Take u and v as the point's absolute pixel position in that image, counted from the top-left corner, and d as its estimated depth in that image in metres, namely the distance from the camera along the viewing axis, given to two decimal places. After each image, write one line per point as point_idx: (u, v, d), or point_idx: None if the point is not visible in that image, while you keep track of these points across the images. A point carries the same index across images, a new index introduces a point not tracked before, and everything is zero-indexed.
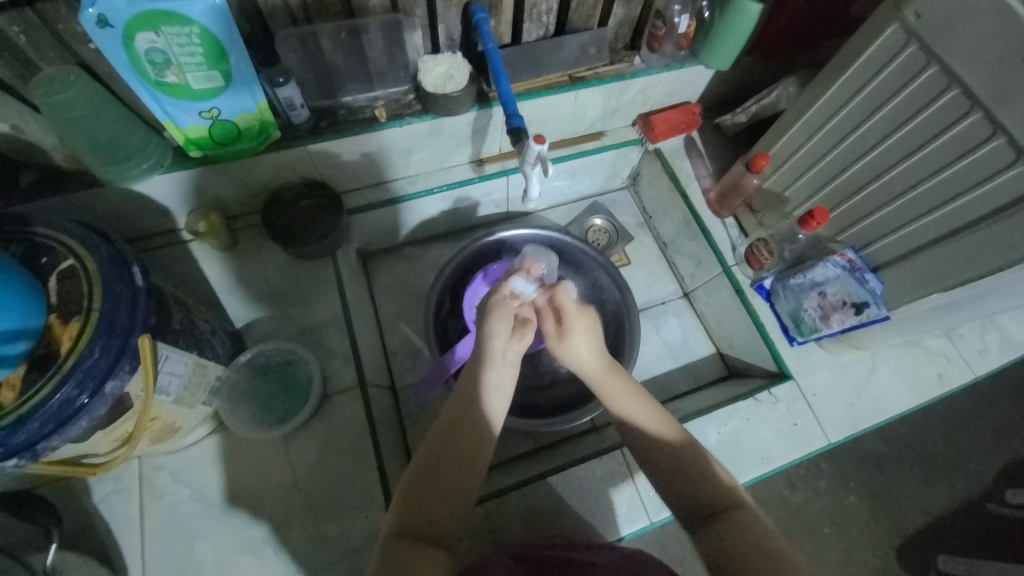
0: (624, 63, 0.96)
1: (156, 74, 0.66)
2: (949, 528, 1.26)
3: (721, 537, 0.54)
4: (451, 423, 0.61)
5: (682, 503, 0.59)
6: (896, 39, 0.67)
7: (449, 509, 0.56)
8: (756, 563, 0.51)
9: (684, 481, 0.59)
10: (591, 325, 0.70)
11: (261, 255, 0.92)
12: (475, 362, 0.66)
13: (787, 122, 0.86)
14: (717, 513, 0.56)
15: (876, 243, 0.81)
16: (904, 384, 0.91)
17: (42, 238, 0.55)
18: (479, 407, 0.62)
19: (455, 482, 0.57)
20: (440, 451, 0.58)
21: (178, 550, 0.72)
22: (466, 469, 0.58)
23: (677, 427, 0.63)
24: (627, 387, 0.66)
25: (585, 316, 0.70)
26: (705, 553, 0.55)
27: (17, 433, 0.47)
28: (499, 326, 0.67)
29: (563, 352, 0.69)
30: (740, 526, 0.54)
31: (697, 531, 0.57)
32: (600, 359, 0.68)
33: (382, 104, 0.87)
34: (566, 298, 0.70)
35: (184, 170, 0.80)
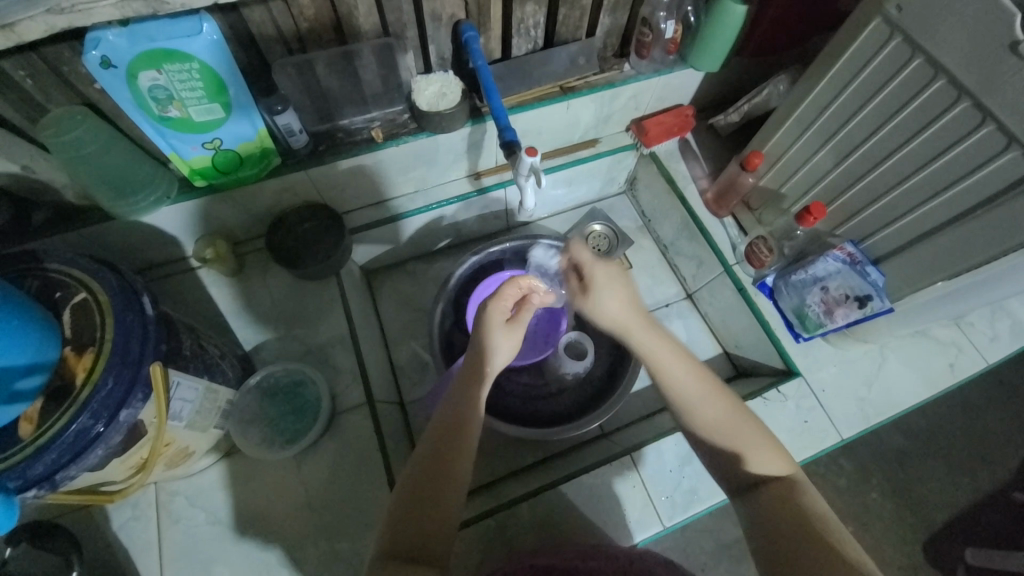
0: (613, 71, 0.98)
1: (159, 109, 0.68)
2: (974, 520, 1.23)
3: (759, 507, 0.58)
4: (434, 448, 0.62)
5: (724, 474, 0.63)
6: (879, 33, 0.68)
7: (434, 529, 0.58)
8: (796, 532, 0.53)
9: (721, 452, 0.62)
10: (621, 277, 0.70)
11: (267, 279, 0.94)
12: (461, 379, 0.68)
13: (778, 121, 0.87)
14: (758, 483, 0.59)
15: (874, 236, 0.81)
16: (914, 375, 0.90)
17: (55, 273, 0.57)
18: (455, 431, 0.63)
19: (441, 505, 0.59)
20: (424, 474, 0.61)
21: (197, 573, 0.73)
22: (453, 487, 0.61)
23: (719, 395, 0.63)
24: (666, 343, 0.66)
25: (605, 265, 0.70)
26: (746, 519, 0.59)
27: (35, 465, 0.48)
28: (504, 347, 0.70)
29: (591, 306, 0.70)
30: (778, 500, 0.57)
31: (739, 501, 0.61)
32: (633, 308, 0.68)
33: (379, 125, 0.90)
34: (583, 252, 0.71)
35: (191, 201, 0.82)
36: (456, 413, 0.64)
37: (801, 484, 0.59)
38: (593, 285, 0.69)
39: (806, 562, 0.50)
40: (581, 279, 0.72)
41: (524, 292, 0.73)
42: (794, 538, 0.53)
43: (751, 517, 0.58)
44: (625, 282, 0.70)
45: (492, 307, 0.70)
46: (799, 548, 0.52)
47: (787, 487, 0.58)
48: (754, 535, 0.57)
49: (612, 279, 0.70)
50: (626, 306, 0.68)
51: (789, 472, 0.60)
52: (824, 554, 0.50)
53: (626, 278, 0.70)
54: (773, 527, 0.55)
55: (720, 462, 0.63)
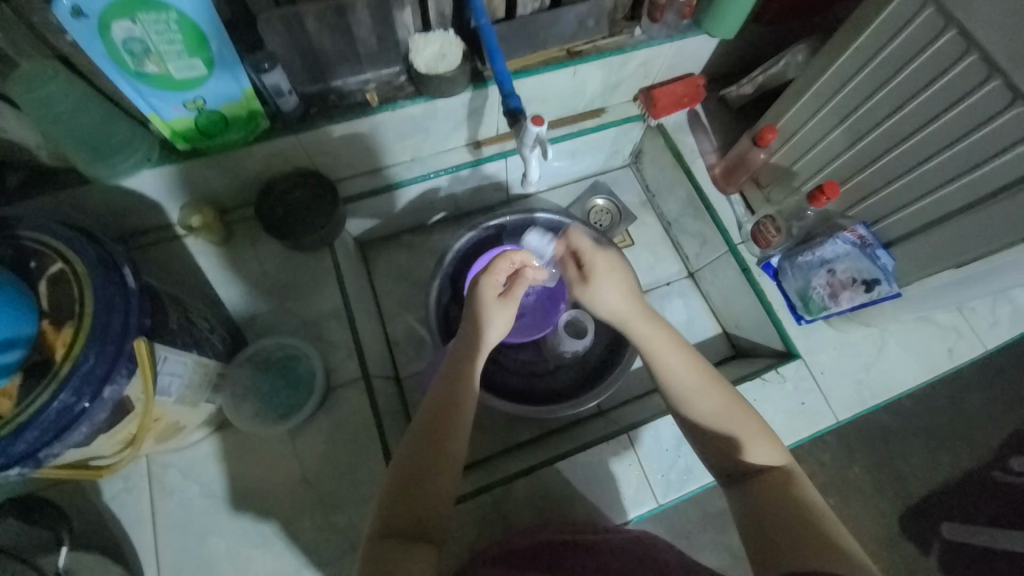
0: (623, 35, 0.92)
1: (135, 64, 0.63)
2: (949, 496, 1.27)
3: (754, 499, 0.57)
4: (430, 428, 0.61)
5: (718, 463, 0.62)
6: (912, 1, 0.63)
7: (430, 506, 0.57)
8: (790, 518, 0.54)
9: (718, 441, 0.62)
10: (619, 267, 0.72)
11: (257, 249, 0.90)
12: (456, 353, 0.67)
13: (796, 94, 0.83)
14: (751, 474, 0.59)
15: (889, 218, 0.78)
16: (913, 360, 0.90)
17: (30, 242, 0.54)
18: (451, 411, 0.62)
19: (438, 484, 0.58)
20: (417, 453, 0.59)
21: (192, 544, 0.73)
22: (450, 464, 0.60)
23: (719, 385, 0.64)
24: (666, 334, 0.67)
25: (604, 253, 0.72)
26: (739, 512, 0.58)
27: (17, 443, 0.46)
28: (496, 326, 0.68)
29: (590, 295, 0.72)
30: (773, 490, 0.57)
31: (731, 491, 0.61)
32: (633, 299, 0.70)
33: (373, 88, 0.85)
34: (581, 240, 0.74)
35: (172, 165, 0.77)
36: (451, 392, 0.63)
37: (794, 475, 0.59)
38: (593, 274, 0.71)
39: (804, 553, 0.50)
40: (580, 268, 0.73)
41: (515, 269, 0.72)
42: (789, 528, 0.53)
43: (743, 510, 0.57)
44: (623, 272, 0.71)
45: (487, 291, 0.69)
46: (795, 538, 0.52)
47: (781, 476, 0.58)
48: (747, 527, 0.56)
49: (612, 268, 0.71)
50: (626, 298, 0.70)
51: (783, 463, 0.60)
52: (817, 543, 0.50)
53: (625, 269, 0.73)
54: (770, 517, 0.55)
55: (715, 454, 0.62)
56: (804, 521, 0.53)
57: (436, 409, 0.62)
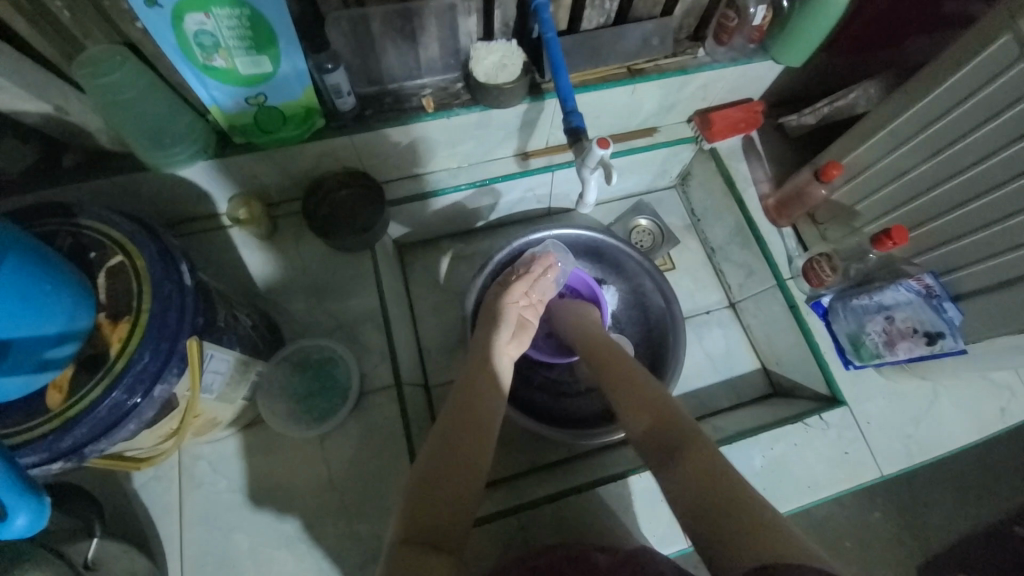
0: (686, 55, 0.90)
1: (204, 58, 0.63)
2: (974, 553, 1.21)
3: (683, 476, 0.57)
4: (451, 431, 0.62)
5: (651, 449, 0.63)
6: (1009, 49, 0.59)
7: (450, 510, 0.55)
8: (716, 492, 0.54)
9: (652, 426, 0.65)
10: (588, 312, 0.89)
11: (300, 246, 0.90)
12: (480, 358, 0.73)
13: (867, 131, 0.79)
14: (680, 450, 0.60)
15: (963, 270, 0.75)
16: (965, 418, 0.85)
17: (89, 232, 0.54)
18: (473, 412, 0.65)
19: (456, 487, 0.57)
20: (440, 455, 0.59)
21: (216, 540, 0.73)
22: (471, 468, 0.59)
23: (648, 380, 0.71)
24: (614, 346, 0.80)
25: (584, 306, 0.90)
26: (674, 494, 0.57)
27: (64, 438, 0.46)
28: (506, 327, 0.78)
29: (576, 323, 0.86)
30: (699, 461, 0.58)
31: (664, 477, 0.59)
32: (597, 334, 0.83)
33: (430, 93, 0.83)
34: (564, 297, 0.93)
35: (226, 159, 0.77)
36: (465, 391, 0.67)
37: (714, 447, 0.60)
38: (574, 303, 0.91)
39: (733, 516, 0.51)
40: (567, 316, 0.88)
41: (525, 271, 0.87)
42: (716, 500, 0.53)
43: (673, 489, 0.57)
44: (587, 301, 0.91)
45: (505, 293, 0.82)
46: (726, 511, 0.52)
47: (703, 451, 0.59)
48: (684, 504, 0.55)
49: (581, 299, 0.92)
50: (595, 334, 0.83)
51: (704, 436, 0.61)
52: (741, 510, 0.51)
53: (596, 318, 0.89)
54: (703, 487, 0.55)
55: (653, 440, 0.63)
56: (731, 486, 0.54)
57: (464, 413, 0.64)
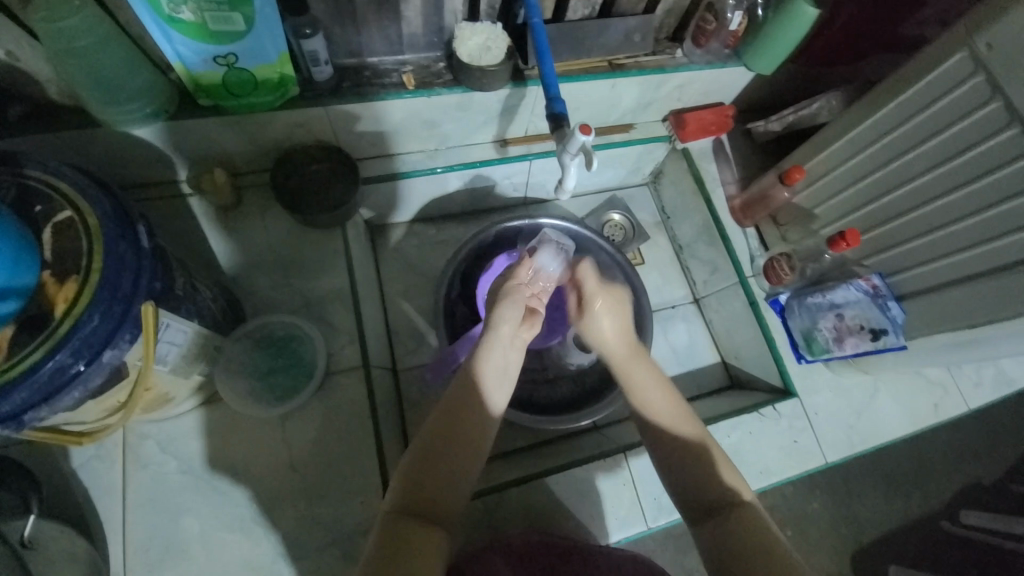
0: (665, 55, 0.92)
1: (170, 8, 0.59)
2: (899, 541, 1.31)
3: (722, 535, 0.54)
4: (456, 404, 0.59)
5: (686, 496, 0.59)
6: (961, 67, 0.65)
7: (450, 487, 0.56)
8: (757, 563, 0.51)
9: (690, 471, 0.59)
10: (617, 299, 0.73)
11: (266, 219, 0.86)
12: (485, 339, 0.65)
13: (829, 139, 0.84)
14: (723, 508, 0.56)
15: (906, 272, 0.81)
16: (902, 412, 0.92)
17: (36, 182, 0.49)
18: (481, 386, 0.61)
19: (460, 463, 0.57)
20: (444, 433, 0.57)
21: (163, 523, 0.69)
22: (476, 444, 0.58)
23: (691, 422, 0.62)
24: (647, 369, 0.67)
25: (607, 294, 0.73)
26: (705, 547, 0.55)
27: (1, 404, 0.42)
28: (508, 309, 0.68)
29: (587, 328, 0.73)
30: (743, 529, 0.54)
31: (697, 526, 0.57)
32: (625, 337, 0.71)
33: (410, 70, 0.81)
34: (588, 274, 0.74)
35: (190, 122, 0.73)
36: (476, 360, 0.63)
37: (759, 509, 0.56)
38: (591, 308, 0.72)
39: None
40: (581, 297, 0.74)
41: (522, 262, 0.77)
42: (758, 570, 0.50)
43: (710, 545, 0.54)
44: (620, 309, 0.72)
45: (510, 279, 0.74)
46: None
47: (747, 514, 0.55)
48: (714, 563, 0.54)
49: (612, 305, 0.72)
50: (619, 335, 0.71)
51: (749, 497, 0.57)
52: None
53: (624, 307, 0.73)
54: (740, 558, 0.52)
55: (689, 485, 0.59)
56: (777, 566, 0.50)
57: (474, 393, 0.60)
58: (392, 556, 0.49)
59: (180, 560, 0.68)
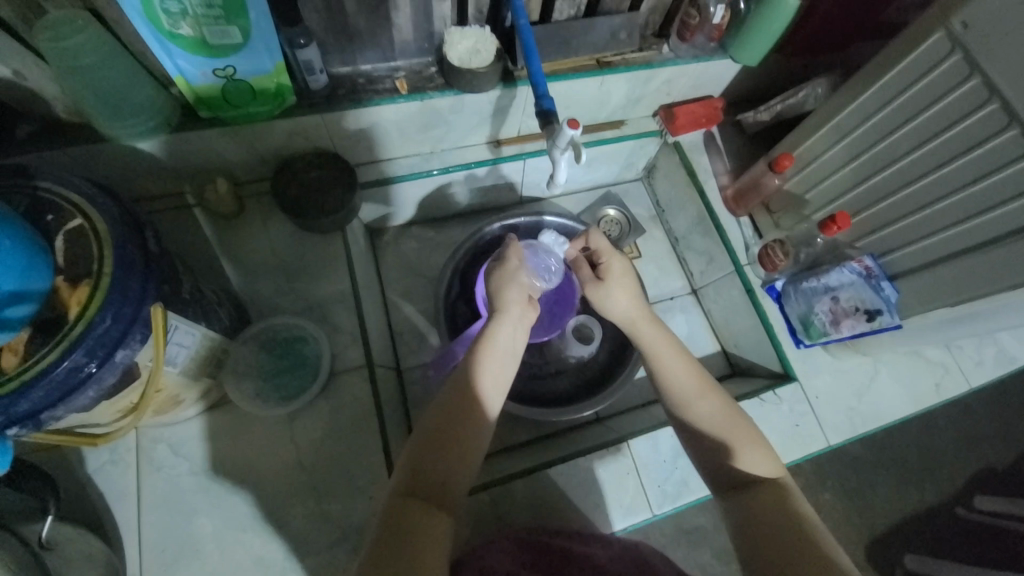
0: (652, 51, 0.94)
1: (170, 25, 0.62)
2: (914, 529, 1.30)
3: (749, 508, 0.55)
4: (460, 395, 0.60)
5: (711, 470, 0.61)
6: (939, 47, 0.66)
7: (454, 474, 0.57)
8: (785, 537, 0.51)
9: (714, 449, 0.60)
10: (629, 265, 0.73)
11: (268, 226, 0.88)
12: (491, 321, 0.67)
13: (815, 125, 0.86)
14: (744, 482, 0.58)
15: (897, 252, 0.82)
16: (903, 392, 0.92)
17: (48, 194, 0.52)
18: (481, 379, 0.62)
19: (464, 449, 0.58)
20: (448, 416, 0.58)
21: (176, 524, 0.70)
22: (479, 430, 0.59)
23: (712, 396, 0.63)
24: (666, 339, 0.67)
25: (621, 258, 0.73)
26: (729, 518, 0.57)
27: (20, 402, 0.44)
28: (515, 292, 0.70)
29: (600, 296, 0.71)
30: (768, 504, 0.54)
31: (725, 500, 0.58)
32: (640, 301, 0.70)
33: (403, 76, 0.84)
34: (601, 240, 0.73)
35: (191, 134, 0.76)
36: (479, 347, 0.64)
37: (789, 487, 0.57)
38: (607, 275, 0.71)
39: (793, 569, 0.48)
40: (597, 267, 0.74)
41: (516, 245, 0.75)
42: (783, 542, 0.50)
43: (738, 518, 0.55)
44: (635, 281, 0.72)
45: (500, 267, 0.72)
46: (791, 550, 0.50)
47: (774, 488, 0.56)
48: (737, 536, 0.55)
49: (625, 274, 0.72)
50: (633, 300, 0.70)
51: (778, 474, 0.58)
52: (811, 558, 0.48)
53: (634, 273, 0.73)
54: (760, 529, 0.53)
55: (708, 456, 0.61)
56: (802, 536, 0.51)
57: (475, 379, 0.61)
58: (398, 533, 0.51)
59: (194, 560, 0.69)
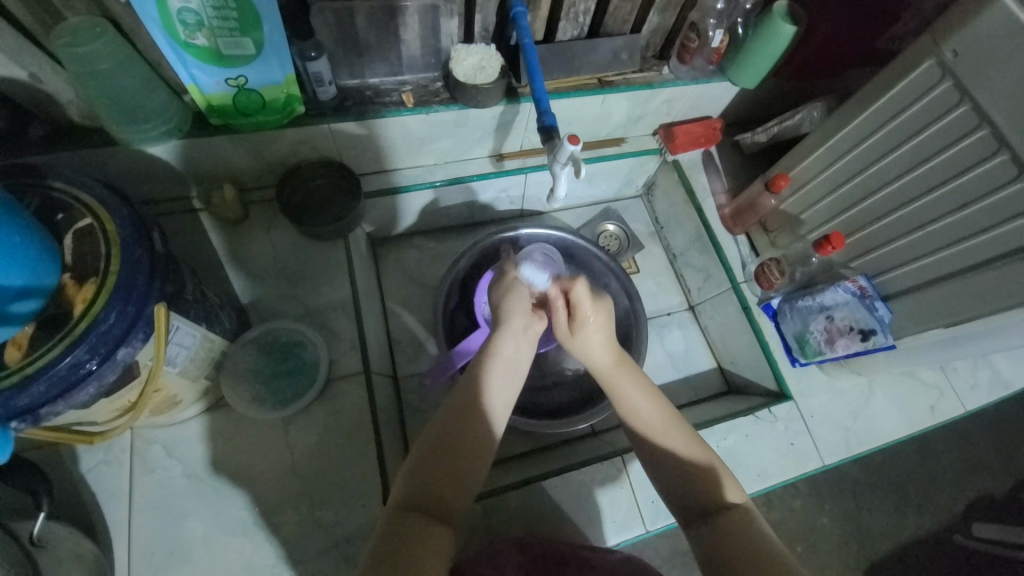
0: (652, 72, 0.96)
1: (186, 35, 0.64)
2: (912, 555, 1.28)
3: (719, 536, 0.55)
4: (460, 408, 0.60)
5: (681, 501, 0.60)
6: (930, 74, 0.68)
7: (454, 486, 0.57)
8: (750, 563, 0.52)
9: (684, 481, 0.60)
10: (604, 314, 0.71)
11: (272, 232, 0.90)
12: (490, 338, 0.68)
13: (810, 147, 0.88)
14: (714, 512, 0.57)
15: (890, 272, 0.83)
16: (898, 413, 0.92)
17: (60, 194, 0.53)
18: (480, 393, 0.62)
19: (467, 461, 0.58)
20: (450, 427, 0.59)
21: (167, 527, 0.70)
22: (480, 440, 0.59)
23: (682, 432, 0.63)
24: (634, 382, 0.67)
25: (598, 309, 0.70)
26: (699, 547, 0.56)
27: (21, 395, 0.45)
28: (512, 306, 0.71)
29: (575, 344, 0.71)
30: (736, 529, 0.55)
31: (691, 529, 0.58)
32: (615, 348, 0.69)
33: (410, 89, 0.86)
34: (581, 289, 0.71)
35: (201, 141, 0.78)
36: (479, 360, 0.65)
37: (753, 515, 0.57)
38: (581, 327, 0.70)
39: None
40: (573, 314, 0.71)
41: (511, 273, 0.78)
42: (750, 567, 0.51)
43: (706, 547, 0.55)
44: (610, 327, 0.70)
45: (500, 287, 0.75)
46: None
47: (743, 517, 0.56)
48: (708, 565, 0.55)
49: (599, 323, 0.70)
50: (607, 348, 0.69)
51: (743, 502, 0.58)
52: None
53: (611, 320, 0.71)
54: (729, 562, 0.53)
55: (680, 491, 0.60)
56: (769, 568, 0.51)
57: (480, 393, 0.62)
58: (395, 549, 0.50)
59: (183, 563, 0.69)
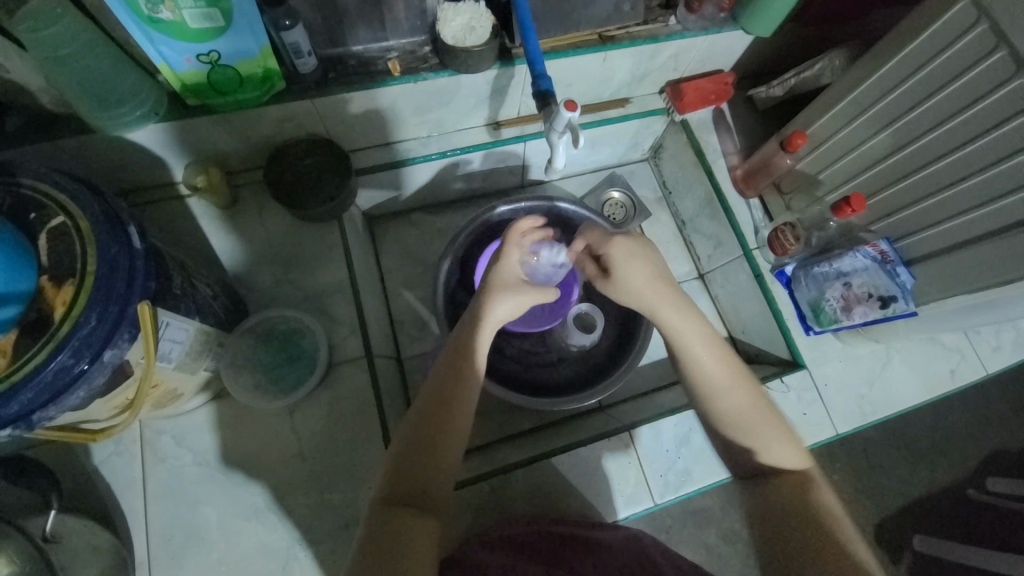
0: (658, 23, 0.88)
1: (149, 9, 0.59)
2: (923, 510, 1.29)
3: (769, 498, 0.56)
4: (436, 399, 0.58)
5: (736, 462, 0.61)
6: (965, 16, 0.61)
7: (433, 477, 0.55)
8: (797, 525, 0.54)
9: (738, 443, 0.60)
10: (648, 254, 0.66)
11: (263, 215, 0.87)
12: (474, 331, 0.63)
13: (829, 102, 0.81)
14: (769, 474, 0.58)
15: (913, 236, 0.79)
16: (915, 379, 0.89)
17: (29, 191, 0.51)
18: (460, 382, 0.59)
19: (445, 452, 0.56)
20: (426, 422, 0.57)
21: (182, 513, 0.72)
22: (456, 428, 0.57)
23: (742, 388, 0.61)
24: (690, 327, 0.63)
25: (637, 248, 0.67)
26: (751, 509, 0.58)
27: (8, 404, 0.44)
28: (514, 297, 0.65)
29: (620, 290, 0.67)
30: (782, 494, 0.56)
31: (746, 489, 0.60)
32: (666, 290, 0.65)
33: (396, 56, 0.80)
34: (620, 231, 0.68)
35: (178, 123, 0.74)
36: (457, 352, 0.62)
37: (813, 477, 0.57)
38: (626, 268, 0.66)
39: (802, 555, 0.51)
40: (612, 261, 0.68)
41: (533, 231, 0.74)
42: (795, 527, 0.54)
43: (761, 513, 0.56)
44: (657, 267, 0.66)
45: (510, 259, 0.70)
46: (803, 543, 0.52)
47: (798, 480, 0.57)
48: (756, 524, 0.57)
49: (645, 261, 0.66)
50: (659, 289, 0.65)
51: (807, 465, 0.58)
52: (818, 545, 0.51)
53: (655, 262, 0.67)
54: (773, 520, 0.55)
55: (731, 450, 0.61)
56: (812, 529, 0.53)
57: (452, 380, 0.59)
58: (385, 545, 0.49)
59: (200, 547, 0.71)
